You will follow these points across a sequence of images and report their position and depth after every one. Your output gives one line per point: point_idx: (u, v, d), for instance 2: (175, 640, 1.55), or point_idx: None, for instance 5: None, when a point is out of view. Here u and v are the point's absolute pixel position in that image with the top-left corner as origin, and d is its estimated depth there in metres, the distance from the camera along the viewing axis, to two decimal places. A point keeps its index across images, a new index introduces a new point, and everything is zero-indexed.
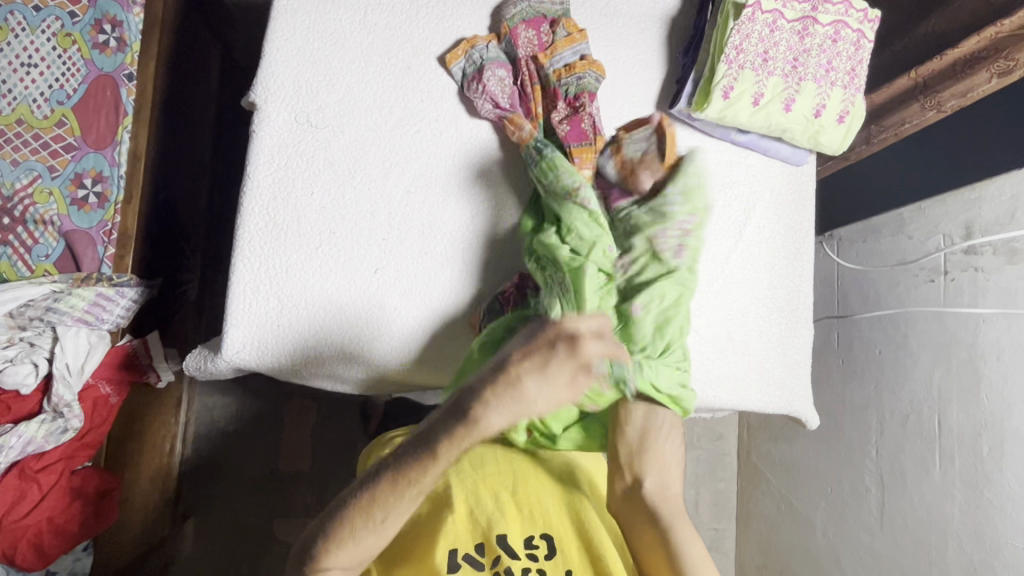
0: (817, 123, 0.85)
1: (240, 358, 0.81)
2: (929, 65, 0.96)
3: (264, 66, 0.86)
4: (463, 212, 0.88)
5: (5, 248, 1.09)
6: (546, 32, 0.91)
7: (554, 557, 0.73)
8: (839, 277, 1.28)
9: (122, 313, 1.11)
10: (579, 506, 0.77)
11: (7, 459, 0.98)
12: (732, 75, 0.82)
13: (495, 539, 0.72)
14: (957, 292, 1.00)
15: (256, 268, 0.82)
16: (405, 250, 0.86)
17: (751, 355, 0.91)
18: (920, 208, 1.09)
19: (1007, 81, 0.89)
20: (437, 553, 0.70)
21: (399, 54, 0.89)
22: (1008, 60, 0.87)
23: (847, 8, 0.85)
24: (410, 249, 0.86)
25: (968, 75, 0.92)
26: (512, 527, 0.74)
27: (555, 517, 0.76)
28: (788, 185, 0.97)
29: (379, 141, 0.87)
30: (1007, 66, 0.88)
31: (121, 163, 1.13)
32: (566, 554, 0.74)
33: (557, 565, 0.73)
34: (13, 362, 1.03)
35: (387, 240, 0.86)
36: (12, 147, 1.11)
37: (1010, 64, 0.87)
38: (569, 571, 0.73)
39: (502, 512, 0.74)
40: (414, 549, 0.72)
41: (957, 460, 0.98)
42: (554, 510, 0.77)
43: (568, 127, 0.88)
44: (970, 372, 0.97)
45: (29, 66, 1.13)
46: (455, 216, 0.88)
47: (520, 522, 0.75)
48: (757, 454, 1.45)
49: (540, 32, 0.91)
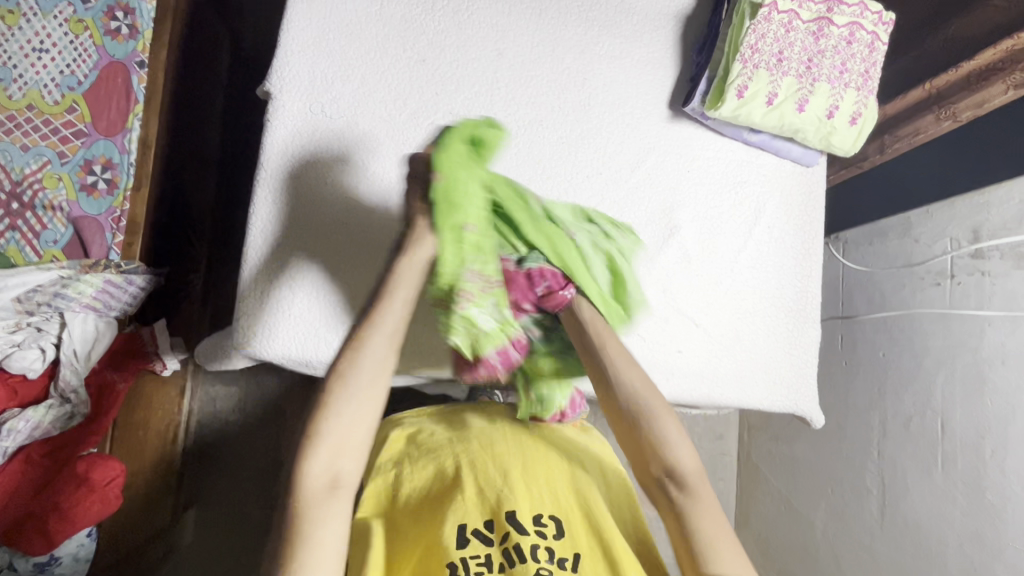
0: (830, 124, 0.86)
1: (251, 346, 0.81)
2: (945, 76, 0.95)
3: (278, 55, 0.85)
4: None
5: (13, 233, 1.09)
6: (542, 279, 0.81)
7: (564, 538, 0.72)
8: (844, 278, 1.29)
9: (128, 300, 1.13)
10: (586, 490, 0.79)
11: (15, 442, 0.99)
12: (747, 74, 0.82)
13: (504, 515, 0.72)
14: (963, 296, 1.00)
15: (269, 257, 0.83)
16: None
17: (758, 355, 0.92)
18: (929, 212, 1.09)
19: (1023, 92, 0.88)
20: (447, 526, 0.71)
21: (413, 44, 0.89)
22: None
23: (861, 10, 0.85)
24: None
25: (983, 86, 0.91)
26: (522, 506, 0.74)
27: (565, 501, 0.77)
28: (797, 185, 0.97)
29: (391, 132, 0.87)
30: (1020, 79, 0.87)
31: (130, 150, 1.13)
32: (575, 539, 0.73)
33: (565, 546, 0.72)
34: (19, 347, 1.03)
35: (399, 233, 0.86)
36: (21, 132, 1.11)
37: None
38: (577, 555, 0.71)
39: (511, 489, 0.76)
40: (423, 518, 0.74)
41: (959, 462, 0.99)
42: (565, 494, 0.78)
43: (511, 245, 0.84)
44: (974, 374, 0.98)
45: (41, 52, 1.12)
46: None
47: (531, 501, 0.75)
48: (757, 454, 1.49)
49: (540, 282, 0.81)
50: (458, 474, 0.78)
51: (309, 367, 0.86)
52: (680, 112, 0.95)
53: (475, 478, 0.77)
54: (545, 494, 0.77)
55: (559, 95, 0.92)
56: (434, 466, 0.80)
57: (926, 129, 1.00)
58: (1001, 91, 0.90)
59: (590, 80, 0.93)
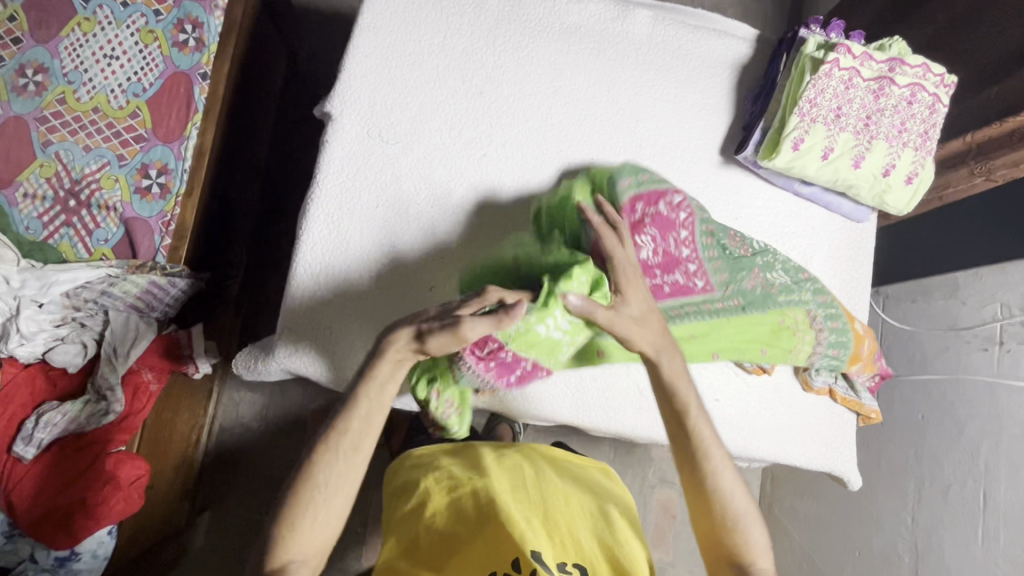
0: (885, 182, 0.85)
1: (290, 362, 0.83)
2: (985, 131, 0.99)
3: (342, 79, 0.88)
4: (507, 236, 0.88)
5: (68, 229, 1.13)
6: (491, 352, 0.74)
7: None
8: (883, 335, 1.26)
9: (171, 303, 1.14)
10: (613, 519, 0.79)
11: (50, 434, 1.02)
12: (804, 127, 0.82)
13: (530, 556, 0.68)
14: (1013, 365, 0.97)
15: (315, 275, 0.84)
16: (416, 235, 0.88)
17: (797, 409, 0.92)
18: (977, 275, 1.07)
19: None
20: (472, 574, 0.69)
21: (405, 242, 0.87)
22: None
23: (924, 72, 0.84)
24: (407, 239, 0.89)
25: (1020, 148, 0.93)
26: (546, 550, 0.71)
27: (588, 548, 0.75)
28: (846, 240, 0.96)
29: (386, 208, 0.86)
30: None
31: (185, 158, 1.17)
32: None
33: None
34: (64, 341, 1.07)
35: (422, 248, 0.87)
36: (86, 133, 1.15)
37: None
38: None
39: (533, 536, 0.72)
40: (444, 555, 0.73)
41: (1002, 538, 0.94)
42: (587, 539, 0.75)
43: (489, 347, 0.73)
44: (1021, 448, 0.94)
45: (111, 58, 1.17)
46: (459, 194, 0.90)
47: (553, 547, 0.73)
48: (780, 507, 1.50)
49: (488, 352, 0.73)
50: (478, 517, 0.75)
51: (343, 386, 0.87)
52: (731, 159, 0.95)
53: (494, 519, 0.74)
54: (565, 536, 0.74)
55: (612, 134, 0.93)
56: (456, 504, 0.78)
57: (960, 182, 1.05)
58: None
59: (642, 125, 0.93)
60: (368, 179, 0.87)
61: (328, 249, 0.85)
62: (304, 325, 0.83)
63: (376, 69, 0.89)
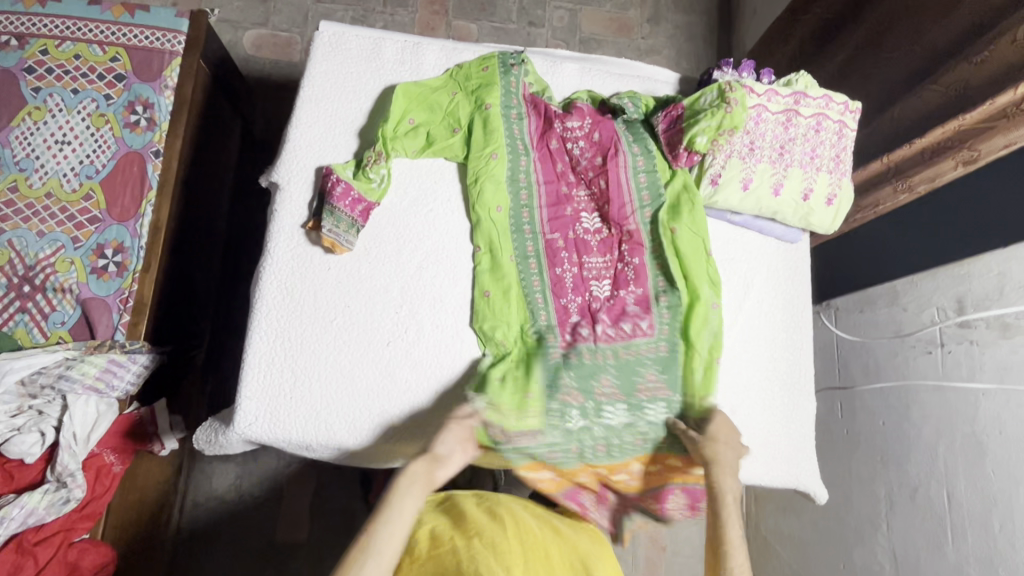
0: (806, 206, 0.97)
1: (251, 430, 0.84)
2: (899, 152, 1.04)
3: (286, 151, 0.95)
4: (448, 290, 0.94)
5: (23, 314, 1.12)
6: (341, 192, 0.90)
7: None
8: (838, 347, 1.31)
9: (132, 380, 1.11)
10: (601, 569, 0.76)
11: (7, 530, 0.96)
12: (720, 164, 0.95)
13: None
14: (954, 364, 1.01)
15: (271, 340, 0.88)
16: (366, 301, 0.91)
17: (755, 427, 0.96)
18: (913, 281, 1.12)
19: (971, 168, 0.95)
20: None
21: (346, 357, 0.88)
22: (970, 151, 0.93)
23: (827, 102, 0.96)
24: (359, 310, 0.91)
25: (934, 162, 0.99)
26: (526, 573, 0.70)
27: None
28: (783, 262, 1.04)
29: (341, 276, 0.91)
30: (966, 156, 0.94)
31: (141, 235, 1.17)
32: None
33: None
34: (20, 431, 1.03)
35: (373, 311, 0.91)
36: (39, 219, 1.16)
37: (971, 154, 0.93)
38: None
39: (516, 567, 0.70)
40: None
41: (969, 536, 0.96)
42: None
43: (348, 206, 0.90)
44: (974, 445, 0.97)
45: (63, 143, 1.19)
46: (416, 294, 0.93)
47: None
48: (765, 528, 1.49)
49: (347, 196, 0.90)
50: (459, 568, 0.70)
51: (307, 449, 0.88)
52: None
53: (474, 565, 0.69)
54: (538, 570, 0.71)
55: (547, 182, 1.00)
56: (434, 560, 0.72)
57: (886, 199, 1.11)
58: (950, 168, 0.97)
59: None
60: (318, 268, 0.91)
61: (264, 366, 0.86)
62: (262, 388, 0.86)
63: (319, 137, 0.96)
